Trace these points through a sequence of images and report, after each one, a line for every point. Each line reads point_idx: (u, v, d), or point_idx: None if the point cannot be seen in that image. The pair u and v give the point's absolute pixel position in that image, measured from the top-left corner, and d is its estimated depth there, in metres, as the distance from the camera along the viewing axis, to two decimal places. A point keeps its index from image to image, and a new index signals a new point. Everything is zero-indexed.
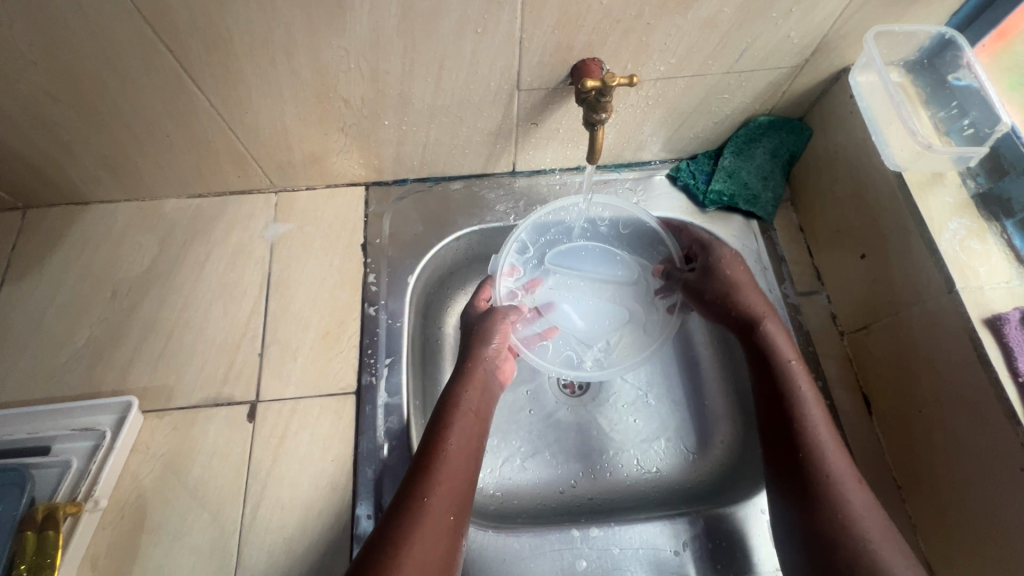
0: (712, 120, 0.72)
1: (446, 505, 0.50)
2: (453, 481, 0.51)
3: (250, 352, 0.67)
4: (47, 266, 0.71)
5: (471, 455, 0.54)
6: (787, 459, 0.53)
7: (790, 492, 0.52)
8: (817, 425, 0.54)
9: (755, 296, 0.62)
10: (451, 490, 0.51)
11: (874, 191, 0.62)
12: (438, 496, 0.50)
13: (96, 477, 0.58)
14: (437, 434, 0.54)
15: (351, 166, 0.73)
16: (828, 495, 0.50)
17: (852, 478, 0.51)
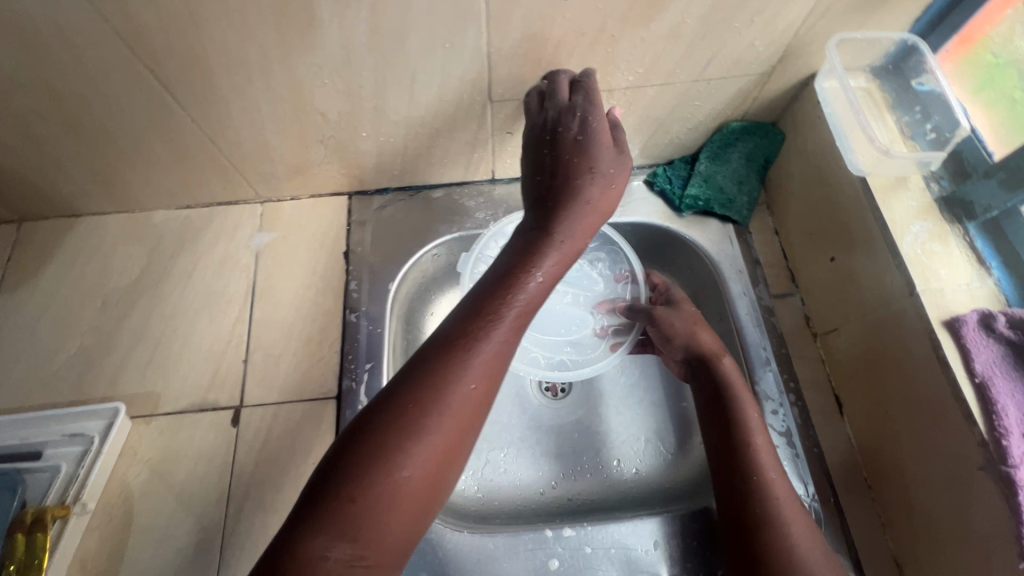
0: (685, 126, 0.73)
1: (472, 403, 0.41)
2: (487, 370, 0.42)
3: (234, 359, 0.69)
4: (41, 277, 0.74)
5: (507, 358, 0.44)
6: (734, 488, 0.54)
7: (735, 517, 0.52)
8: (766, 458, 0.55)
9: (710, 338, 0.65)
10: (483, 385, 0.42)
11: (841, 195, 0.63)
12: (473, 377, 0.41)
13: (85, 481, 0.60)
14: (491, 308, 0.45)
15: (333, 177, 0.75)
16: (772, 524, 0.50)
17: (797, 509, 0.52)
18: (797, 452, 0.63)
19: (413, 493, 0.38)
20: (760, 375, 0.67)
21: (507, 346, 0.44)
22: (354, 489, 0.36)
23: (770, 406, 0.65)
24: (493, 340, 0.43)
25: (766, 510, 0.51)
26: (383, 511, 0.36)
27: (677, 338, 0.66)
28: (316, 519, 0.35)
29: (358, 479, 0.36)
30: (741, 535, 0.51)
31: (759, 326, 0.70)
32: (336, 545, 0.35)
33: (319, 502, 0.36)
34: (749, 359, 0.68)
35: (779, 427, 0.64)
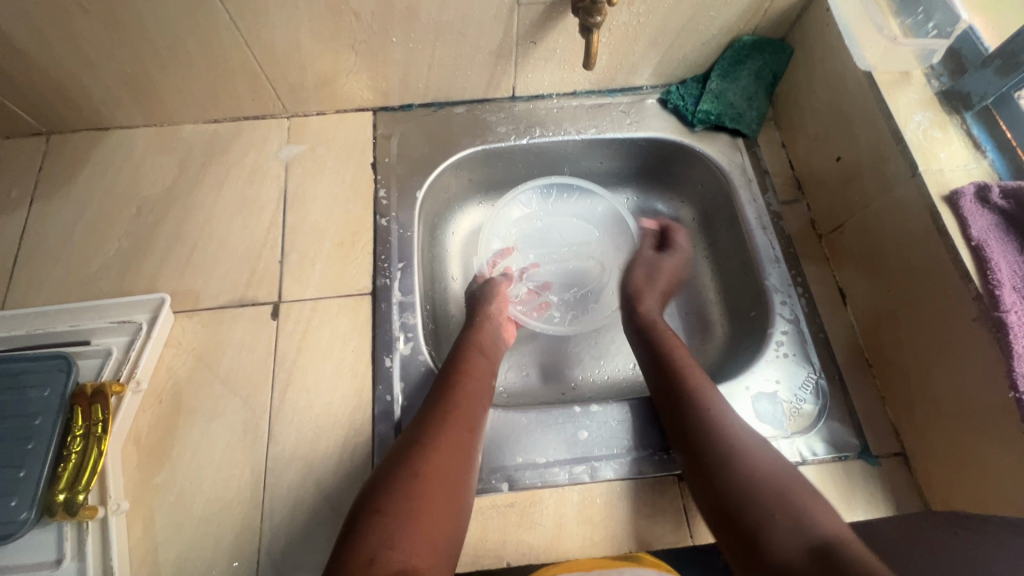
0: (700, 41, 0.77)
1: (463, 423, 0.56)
2: (466, 414, 0.58)
3: (270, 259, 0.72)
4: (73, 186, 0.75)
5: (482, 403, 0.60)
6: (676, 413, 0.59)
7: (685, 439, 0.57)
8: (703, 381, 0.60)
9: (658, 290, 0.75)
10: (466, 423, 0.57)
11: (848, 95, 0.67)
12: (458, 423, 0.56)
13: (135, 365, 0.62)
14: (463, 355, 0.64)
15: (360, 89, 0.77)
16: (719, 435, 0.55)
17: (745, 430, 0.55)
18: (805, 337, 0.68)
19: (435, 506, 0.49)
20: (769, 272, 0.72)
21: (485, 395, 0.61)
22: (393, 463, 0.52)
23: (779, 297, 0.70)
24: (464, 391, 0.59)
25: (710, 424, 0.56)
26: (406, 521, 0.47)
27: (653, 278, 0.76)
28: (363, 539, 0.46)
29: (391, 506, 0.48)
30: (693, 453, 0.56)
31: (768, 229, 0.74)
32: (386, 506, 0.48)
33: (367, 518, 0.47)
34: (758, 258, 0.73)
35: (787, 316, 0.69)
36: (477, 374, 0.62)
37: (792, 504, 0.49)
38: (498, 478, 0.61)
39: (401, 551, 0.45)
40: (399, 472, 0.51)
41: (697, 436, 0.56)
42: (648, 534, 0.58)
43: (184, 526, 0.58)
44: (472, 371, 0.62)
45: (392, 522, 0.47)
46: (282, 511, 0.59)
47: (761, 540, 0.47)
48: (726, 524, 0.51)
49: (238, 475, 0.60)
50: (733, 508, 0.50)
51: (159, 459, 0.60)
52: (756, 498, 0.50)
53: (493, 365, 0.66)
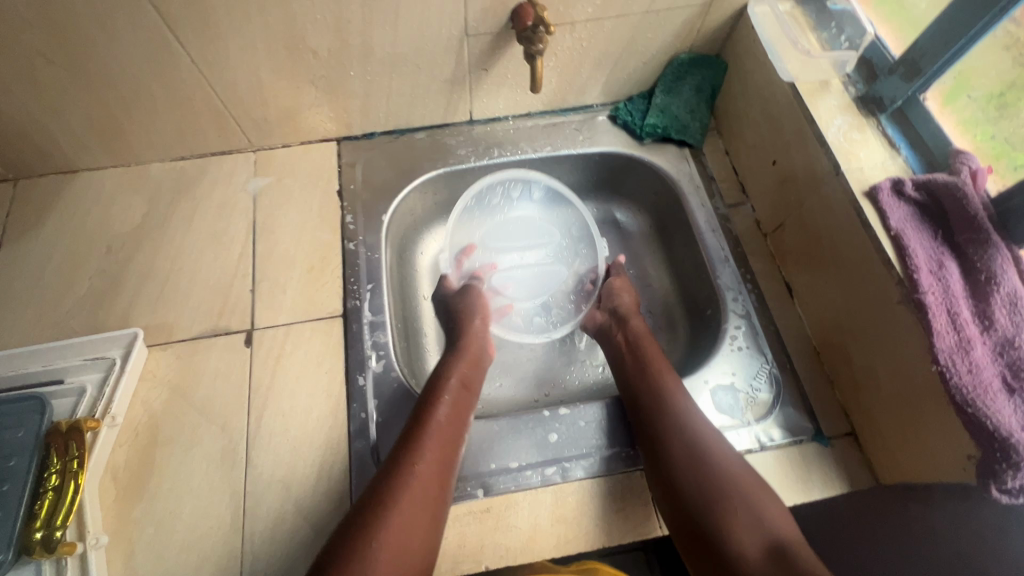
0: (641, 60, 0.82)
1: (432, 475, 0.56)
2: (441, 438, 0.59)
3: (242, 289, 0.74)
4: (42, 229, 0.77)
5: (458, 426, 0.61)
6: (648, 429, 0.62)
7: (653, 455, 0.60)
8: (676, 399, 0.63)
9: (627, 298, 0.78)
10: (440, 445, 0.58)
11: (777, 104, 0.73)
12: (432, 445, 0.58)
13: (110, 400, 0.63)
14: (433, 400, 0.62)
15: (322, 121, 0.81)
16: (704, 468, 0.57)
17: (726, 460, 0.58)
18: (756, 329, 0.72)
19: (404, 530, 0.51)
20: (720, 271, 0.76)
21: (460, 417, 0.62)
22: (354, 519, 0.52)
23: (730, 295, 0.75)
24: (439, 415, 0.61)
25: (677, 441, 0.59)
26: (373, 550, 0.49)
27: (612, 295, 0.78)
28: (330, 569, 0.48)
29: (358, 535, 0.50)
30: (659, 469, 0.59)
31: (716, 231, 0.79)
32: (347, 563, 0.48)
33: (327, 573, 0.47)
34: (709, 258, 0.77)
35: (739, 310, 0.74)
36: (451, 396, 0.63)
37: (729, 492, 0.55)
38: (472, 485, 0.63)
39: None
40: (368, 500, 0.53)
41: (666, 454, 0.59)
42: (619, 528, 0.61)
43: (165, 556, 0.58)
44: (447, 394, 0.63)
45: (358, 553, 0.49)
46: (262, 534, 0.60)
47: (727, 564, 0.52)
48: (689, 538, 0.55)
49: (217, 501, 0.61)
50: (695, 523, 0.55)
51: (137, 491, 0.61)
52: (716, 517, 0.54)
53: (472, 385, 0.67)
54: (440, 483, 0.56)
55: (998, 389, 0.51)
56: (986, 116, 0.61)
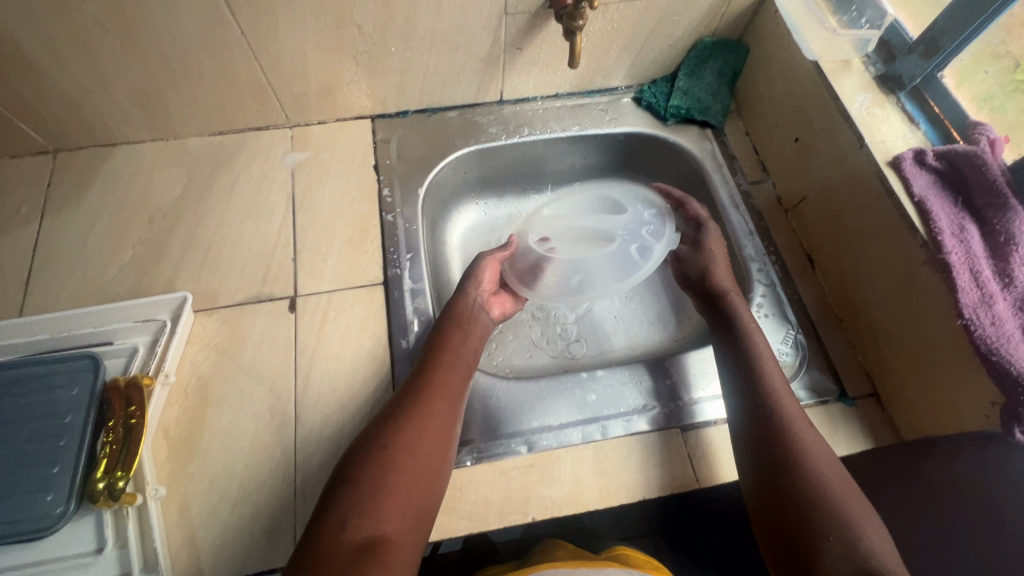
0: (667, 44, 0.85)
1: (431, 436, 0.57)
2: (445, 387, 0.62)
3: (283, 258, 0.75)
4: (84, 199, 0.78)
5: (460, 376, 0.64)
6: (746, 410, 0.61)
7: (751, 437, 0.59)
8: (776, 384, 0.62)
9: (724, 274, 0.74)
10: (444, 395, 0.61)
11: (800, 84, 0.77)
12: (434, 394, 0.60)
13: (162, 359, 0.65)
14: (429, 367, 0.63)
15: (360, 97, 0.83)
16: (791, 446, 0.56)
17: (817, 443, 0.56)
18: (781, 298, 0.76)
19: (406, 472, 0.53)
20: (744, 244, 0.79)
21: (461, 367, 0.64)
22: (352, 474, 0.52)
23: (755, 266, 0.78)
24: (441, 365, 0.63)
25: (778, 426, 0.58)
26: (376, 490, 0.51)
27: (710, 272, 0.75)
28: (335, 505, 0.50)
29: (363, 476, 0.52)
30: (756, 451, 0.57)
31: (739, 206, 0.83)
32: (346, 520, 0.49)
33: (325, 523, 0.48)
34: (734, 232, 0.81)
35: (764, 280, 0.77)
36: (455, 349, 0.66)
37: (822, 471, 0.53)
38: (516, 442, 0.65)
39: (367, 520, 0.49)
40: (372, 444, 0.55)
41: (764, 437, 0.58)
42: (658, 482, 0.63)
43: (219, 510, 0.60)
44: (451, 347, 0.66)
45: (362, 492, 0.50)
46: (314, 489, 0.61)
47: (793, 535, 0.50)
48: (772, 530, 0.52)
49: (268, 458, 0.63)
50: (781, 512, 0.52)
51: (190, 448, 0.63)
52: (809, 507, 0.51)
53: (473, 339, 0.69)
54: (443, 430, 0.58)
55: (1018, 339, 0.54)
56: (1002, 89, 0.65)
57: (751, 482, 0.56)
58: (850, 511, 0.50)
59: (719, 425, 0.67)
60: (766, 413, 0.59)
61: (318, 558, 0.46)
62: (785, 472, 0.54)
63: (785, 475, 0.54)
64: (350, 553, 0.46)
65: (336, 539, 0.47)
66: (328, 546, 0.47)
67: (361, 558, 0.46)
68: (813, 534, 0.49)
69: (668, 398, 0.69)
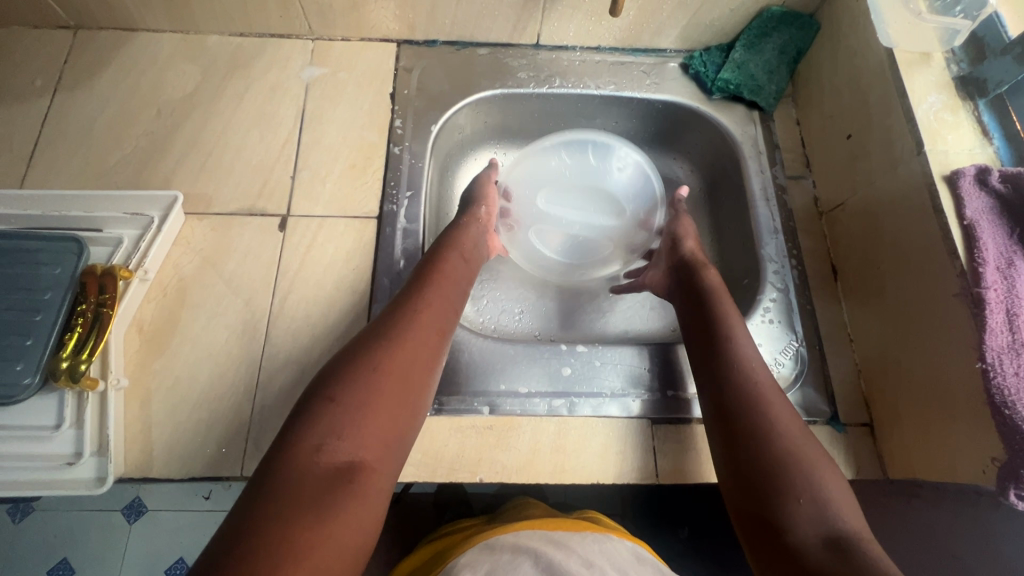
0: (728, 7, 0.77)
1: (422, 360, 0.54)
2: (436, 317, 0.58)
3: (282, 174, 0.73)
4: (97, 81, 0.77)
5: (452, 309, 0.60)
6: (710, 382, 0.58)
7: (717, 405, 0.56)
8: (750, 357, 0.58)
9: (697, 249, 0.71)
10: (436, 325, 0.57)
11: (867, 73, 0.68)
12: (423, 322, 0.56)
13: (144, 254, 0.65)
14: (421, 291, 0.59)
15: (387, 18, 0.78)
16: (766, 425, 0.52)
17: (798, 427, 0.53)
18: (791, 306, 0.70)
19: (391, 397, 0.49)
20: (765, 242, 0.73)
21: (456, 300, 0.61)
22: (330, 395, 0.48)
23: (772, 267, 0.72)
24: (436, 294, 0.59)
25: (748, 396, 0.54)
26: (359, 412, 0.47)
27: (678, 245, 0.72)
28: (312, 423, 0.46)
29: (345, 397, 0.47)
30: (722, 423, 0.55)
31: (770, 201, 0.76)
32: (324, 442, 0.45)
33: (294, 443, 0.45)
34: (757, 228, 0.74)
35: (778, 284, 0.71)
36: (449, 278, 0.62)
37: (797, 452, 0.51)
38: (479, 401, 0.63)
39: (349, 444, 0.45)
40: (358, 365, 0.50)
41: (730, 409, 0.54)
42: (615, 468, 0.61)
43: (177, 411, 0.60)
44: (449, 275, 0.62)
45: (343, 413, 0.47)
46: (270, 409, 0.61)
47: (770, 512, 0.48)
48: (743, 497, 0.51)
49: (233, 370, 0.63)
50: (755, 490, 0.50)
51: (160, 346, 0.63)
52: (784, 487, 0.49)
53: (470, 271, 0.65)
54: (429, 356, 0.54)
55: None
56: None
57: (722, 454, 0.54)
58: (827, 486, 0.49)
59: (695, 424, 0.64)
60: (731, 385, 0.56)
61: (295, 481, 0.42)
62: (753, 444, 0.52)
63: (754, 447, 0.52)
64: (333, 476, 0.43)
65: (313, 463, 0.44)
66: (303, 467, 0.43)
67: (337, 483, 0.43)
68: (790, 518, 0.47)
69: (646, 387, 0.65)
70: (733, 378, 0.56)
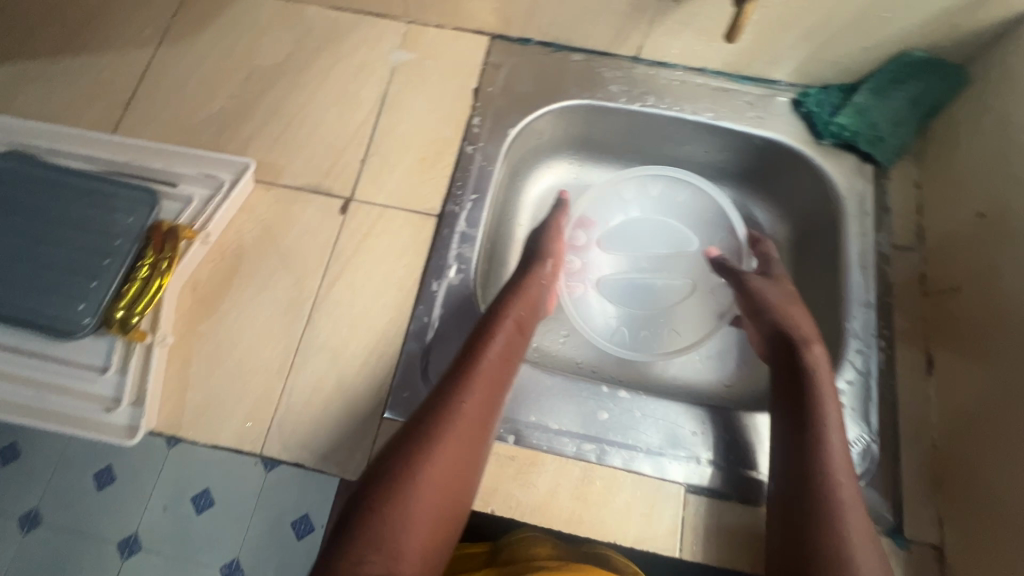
0: (861, 44, 0.68)
1: (463, 457, 0.50)
2: (483, 402, 0.53)
3: (352, 156, 0.72)
4: (198, 37, 0.78)
5: (500, 388, 0.55)
6: (782, 477, 0.54)
7: (783, 500, 0.52)
8: (838, 463, 0.52)
9: (807, 322, 0.62)
10: (480, 414, 0.52)
11: (1019, 146, 0.58)
12: (474, 393, 0.53)
13: (209, 216, 0.66)
14: (470, 371, 0.54)
15: (484, 10, 0.75)
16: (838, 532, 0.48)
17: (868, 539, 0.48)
18: (870, 394, 0.62)
19: (430, 507, 0.47)
20: (852, 315, 0.65)
21: (504, 381, 0.56)
22: (370, 503, 0.46)
23: (855, 345, 0.64)
24: (483, 376, 0.54)
25: (819, 495, 0.50)
26: (400, 524, 0.45)
27: (770, 313, 0.64)
28: (353, 534, 0.45)
29: (383, 506, 0.46)
30: (786, 513, 0.52)
31: (867, 269, 0.67)
32: (364, 557, 0.44)
33: (335, 555, 0.44)
34: (845, 297, 0.66)
35: (858, 366, 0.63)
36: (500, 354, 0.57)
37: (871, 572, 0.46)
38: (505, 428, 0.60)
39: (387, 557, 0.44)
40: (396, 466, 0.48)
41: (800, 509, 0.51)
42: (636, 530, 0.56)
43: (213, 376, 0.61)
44: (498, 350, 0.57)
45: (382, 524, 0.45)
46: (299, 392, 0.61)
47: None
48: None
49: (271, 346, 0.63)
50: None
51: (209, 309, 0.64)
52: None
53: (524, 343, 0.60)
54: (482, 428, 0.52)
55: None
56: None
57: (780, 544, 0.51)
58: None
59: (734, 503, 0.58)
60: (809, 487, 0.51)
61: None
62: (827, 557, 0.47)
63: (825, 557, 0.47)
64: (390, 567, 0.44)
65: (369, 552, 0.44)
66: None
67: None
68: None
69: (685, 452, 0.60)
70: (818, 485, 0.51)
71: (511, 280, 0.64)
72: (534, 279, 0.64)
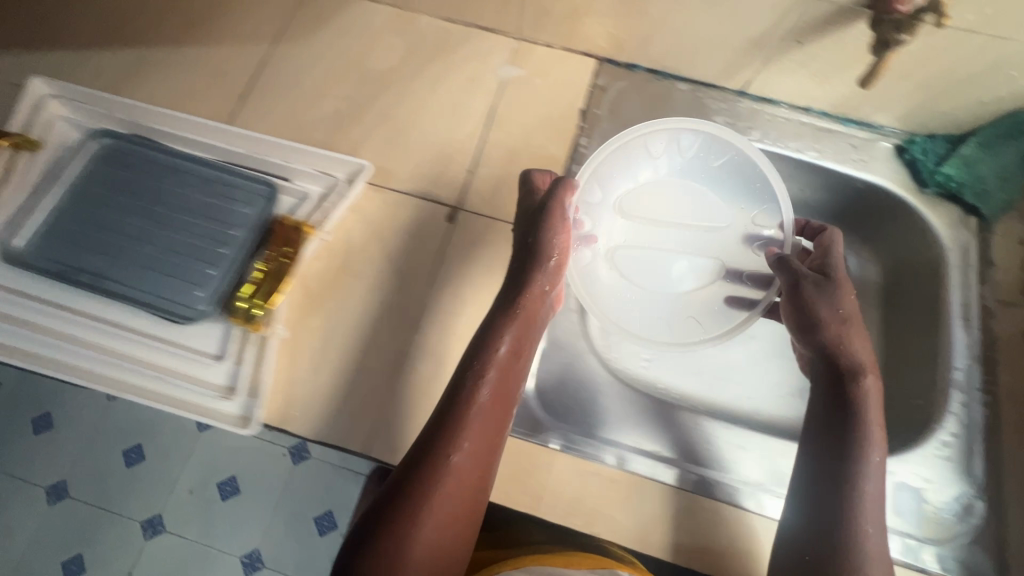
0: (980, 98, 0.68)
1: (456, 512, 0.49)
2: (473, 450, 0.51)
3: (460, 166, 0.73)
4: (314, 38, 0.80)
5: (493, 430, 0.53)
6: (799, 536, 0.53)
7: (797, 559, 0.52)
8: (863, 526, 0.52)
9: (865, 352, 0.60)
10: (466, 463, 0.50)
11: None
12: (473, 423, 0.52)
13: (325, 214, 0.67)
14: (453, 416, 0.52)
15: (599, 33, 0.76)
16: None
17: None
18: (971, 449, 0.62)
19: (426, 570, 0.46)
20: (956, 367, 0.66)
21: (491, 419, 0.53)
22: (357, 563, 0.46)
23: (957, 397, 0.64)
24: (470, 421, 0.52)
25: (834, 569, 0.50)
26: None
27: (845, 344, 0.60)
28: None
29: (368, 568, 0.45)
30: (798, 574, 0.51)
31: (970, 322, 0.67)
32: None
33: None
34: (948, 349, 0.67)
35: (959, 419, 0.63)
36: (492, 393, 0.54)
37: None
38: (607, 452, 0.61)
39: None
40: (387, 527, 0.47)
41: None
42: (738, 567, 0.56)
43: (319, 373, 0.62)
44: (477, 388, 0.53)
45: None
46: (404, 394, 0.61)
47: None
48: None
49: (377, 347, 0.63)
50: None
51: (318, 305, 0.65)
52: None
53: (518, 365, 0.57)
54: (486, 438, 0.52)
55: None
56: None
57: None
58: None
59: None
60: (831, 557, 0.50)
61: None
62: None
63: None
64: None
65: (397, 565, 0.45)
66: None
67: None
68: None
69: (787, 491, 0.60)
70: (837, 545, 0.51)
71: (515, 284, 0.60)
72: (540, 280, 0.60)
